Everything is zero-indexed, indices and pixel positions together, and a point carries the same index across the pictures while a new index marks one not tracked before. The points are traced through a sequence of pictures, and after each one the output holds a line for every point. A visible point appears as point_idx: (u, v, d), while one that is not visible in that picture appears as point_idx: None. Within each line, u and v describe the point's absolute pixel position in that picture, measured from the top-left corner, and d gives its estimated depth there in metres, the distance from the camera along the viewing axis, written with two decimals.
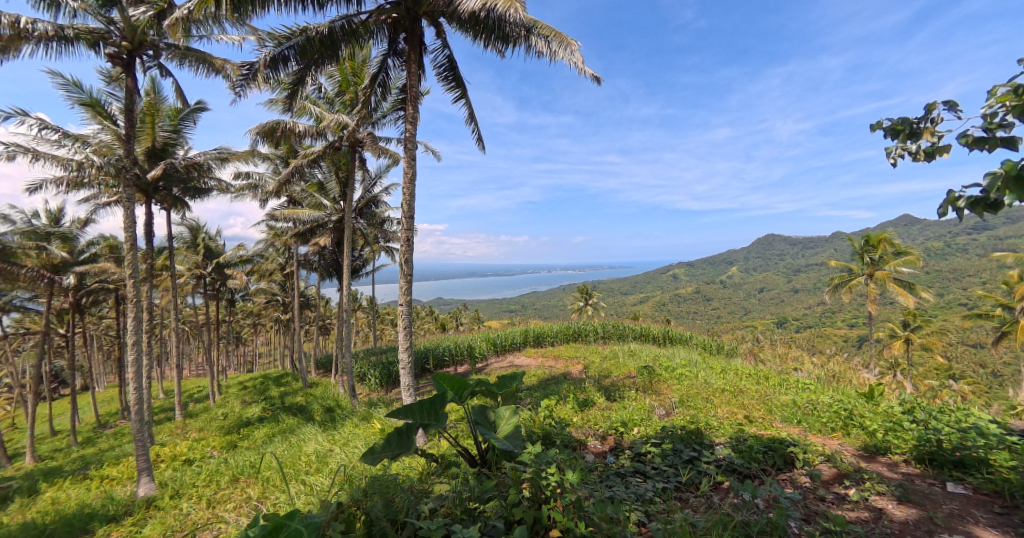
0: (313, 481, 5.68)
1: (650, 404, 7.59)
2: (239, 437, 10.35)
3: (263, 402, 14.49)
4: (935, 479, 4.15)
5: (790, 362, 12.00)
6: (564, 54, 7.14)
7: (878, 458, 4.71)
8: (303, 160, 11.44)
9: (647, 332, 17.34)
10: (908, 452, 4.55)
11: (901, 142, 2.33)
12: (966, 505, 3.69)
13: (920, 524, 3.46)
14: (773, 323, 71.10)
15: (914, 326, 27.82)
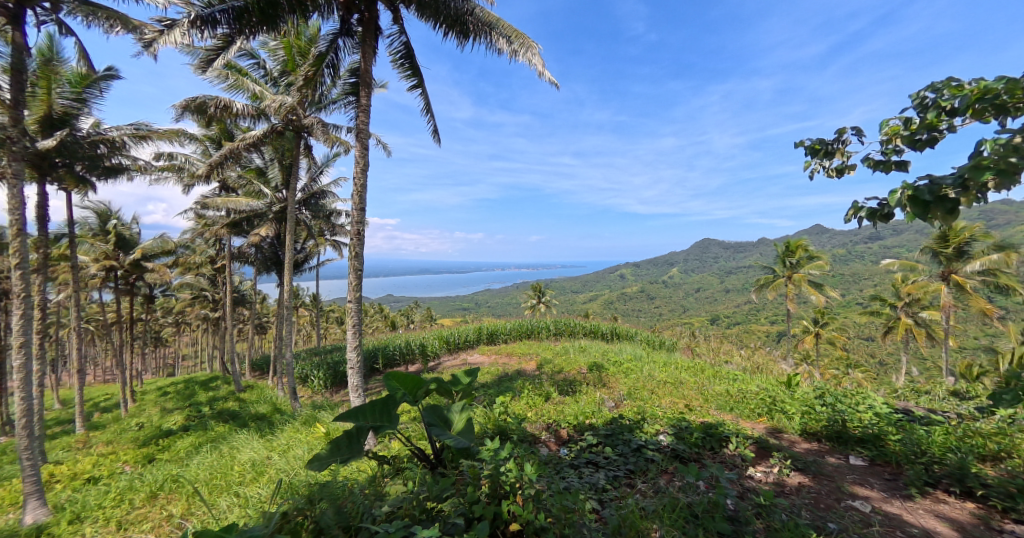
0: (247, 494, 5.36)
1: (599, 397, 7.98)
2: (158, 449, 9.48)
3: (186, 410, 13.31)
4: (840, 454, 4.77)
5: (723, 355, 13.10)
6: (526, 54, 7.32)
7: (795, 437, 5.33)
8: (240, 142, 10.57)
9: (595, 328, 18.07)
10: (820, 432, 5.19)
11: (818, 159, 2.84)
12: (865, 474, 4.28)
13: (832, 493, 3.96)
14: (707, 320, 76.59)
15: (823, 322, 31.29)
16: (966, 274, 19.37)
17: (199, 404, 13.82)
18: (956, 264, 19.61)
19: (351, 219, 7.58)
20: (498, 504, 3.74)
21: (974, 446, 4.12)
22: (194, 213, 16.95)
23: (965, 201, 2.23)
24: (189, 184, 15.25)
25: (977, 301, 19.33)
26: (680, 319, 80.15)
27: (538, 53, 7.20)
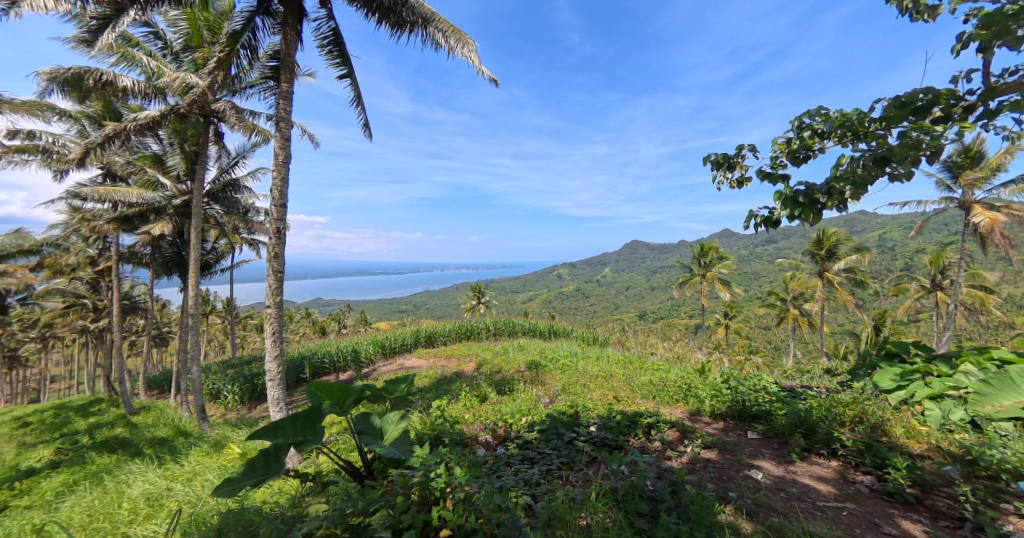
0: (141, 534, 4.71)
1: (536, 395, 8.24)
2: (20, 488, 7.99)
3: (58, 441, 11.35)
4: (740, 430, 5.42)
5: (649, 347, 14.14)
6: (462, 50, 7.35)
7: (704, 418, 5.94)
8: (131, 124, 9.19)
9: (530, 327, 18.52)
10: (725, 412, 5.83)
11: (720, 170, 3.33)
12: (760, 446, 4.90)
13: (733, 465, 4.48)
14: (635, 316, 81.72)
15: (732, 314, 34.94)
16: (836, 271, 22.72)
17: (76, 435, 11.84)
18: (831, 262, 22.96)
19: (269, 216, 7.06)
20: (429, 510, 3.75)
21: (837, 406, 4.81)
22: (69, 205, 14.58)
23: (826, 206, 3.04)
24: (62, 169, 13.11)
25: (847, 294, 22.77)
26: (609, 316, 84.46)
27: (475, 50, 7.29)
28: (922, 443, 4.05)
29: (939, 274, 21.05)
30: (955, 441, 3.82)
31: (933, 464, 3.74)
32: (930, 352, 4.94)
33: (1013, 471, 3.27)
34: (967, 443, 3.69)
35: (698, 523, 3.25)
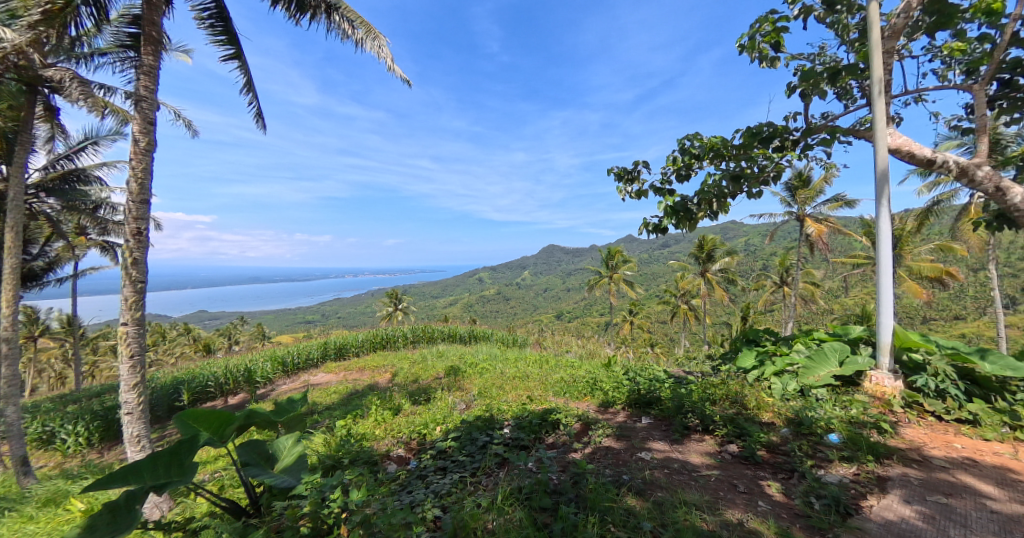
0: None
1: (451, 400, 8.07)
2: None
3: None
4: (635, 415, 5.76)
5: (566, 346, 14.67)
6: (372, 44, 7.03)
7: (609, 409, 6.16)
8: None
9: (446, 332, 18.25)
10: (624, 401, 6.10)
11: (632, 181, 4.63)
12: (652, 429, 5.20)
13: (629, 448, 4.70)
14: (553, 317, 84.80)
15: (637, 313, 37.91)
16: (716, 271, 25.90)
17: None
18: (710, 264, 26.10)
19: (127, 216, 5.83)
20: None
21: (707, 387, 4.82)
22: None
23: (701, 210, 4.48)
24: None
25: (723, 291, 26.09)
26: (527, 319, 86.59)
27: (386, 45, 7.01)
28: (768, 412, 4.26)
29: (787, 272, 25.16)
30: (788, 406, 4.23)
31: (772, 427, 4.01)
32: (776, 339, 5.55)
33: (826, 427, 3.70)
34: (794, 409, 4.11)
35: (592, 509, 3.02)
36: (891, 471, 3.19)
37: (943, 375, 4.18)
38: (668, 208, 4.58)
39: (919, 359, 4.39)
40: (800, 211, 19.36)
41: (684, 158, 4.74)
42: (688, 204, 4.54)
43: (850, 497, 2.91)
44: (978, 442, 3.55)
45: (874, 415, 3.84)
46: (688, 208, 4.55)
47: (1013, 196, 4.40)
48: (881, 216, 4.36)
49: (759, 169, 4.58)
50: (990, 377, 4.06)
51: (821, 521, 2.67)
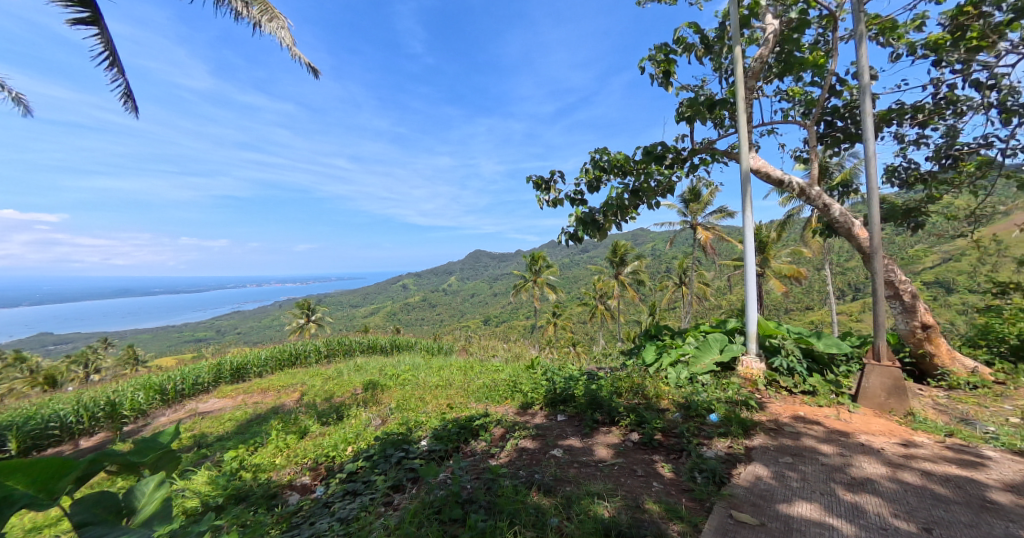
0: None
1: (367, 416, 7.31)
2: None
3: None
4: (547, 413, 5.56)
5: (492, 350, 14.41)
6: (271, 25, 6.24)
7: (529, 410, 5.84)
8: None
9: (366, 343, 17.15)
10: (542, 401, 5.83)
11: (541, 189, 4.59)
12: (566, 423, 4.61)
13: (555, 434, 4.08)
14: (482, 323, 84.60)
15: (560, 314, 39.16)
16: (628, 273, 27.63)
17: None
18: (623, 267, 27.71)
19: None
20: None
21: (613, 379, 4.74)
22: None
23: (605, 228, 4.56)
24: None
25: (634, 292, 27.89)
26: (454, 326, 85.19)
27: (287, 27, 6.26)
28: (666, 400, 4.22)
29: (686, 274, 27.55)
30: (681, 392, 4.24)
31: (667, 412, 3.92)
32: (674, 332, 5.76)
33: (708, 408, 3.74)
34: (683, 394, 4.16)
35: (501, 514, 2.59)
36: (756, 440, 3.29)
37: (792, 355, 4.55)
38: (578, 218, 4.52)
39: (776, 343, 4.67)
40: (693, 220, 21.21)
41: (593, 170, 4.74)
42: (596, 218, 4.52)
43: (723, 467, 2.87)
44: (814, 409, 3.89)
45: (746, 395, 3.98)
46: (595, 219, 4.53)
47: (834, 212, 5.00)
48: (746, 225, 4.61)
49: (656, 184, 4.72)
50: (825, 355, 4.51)
51: (702, 491, 2.57)
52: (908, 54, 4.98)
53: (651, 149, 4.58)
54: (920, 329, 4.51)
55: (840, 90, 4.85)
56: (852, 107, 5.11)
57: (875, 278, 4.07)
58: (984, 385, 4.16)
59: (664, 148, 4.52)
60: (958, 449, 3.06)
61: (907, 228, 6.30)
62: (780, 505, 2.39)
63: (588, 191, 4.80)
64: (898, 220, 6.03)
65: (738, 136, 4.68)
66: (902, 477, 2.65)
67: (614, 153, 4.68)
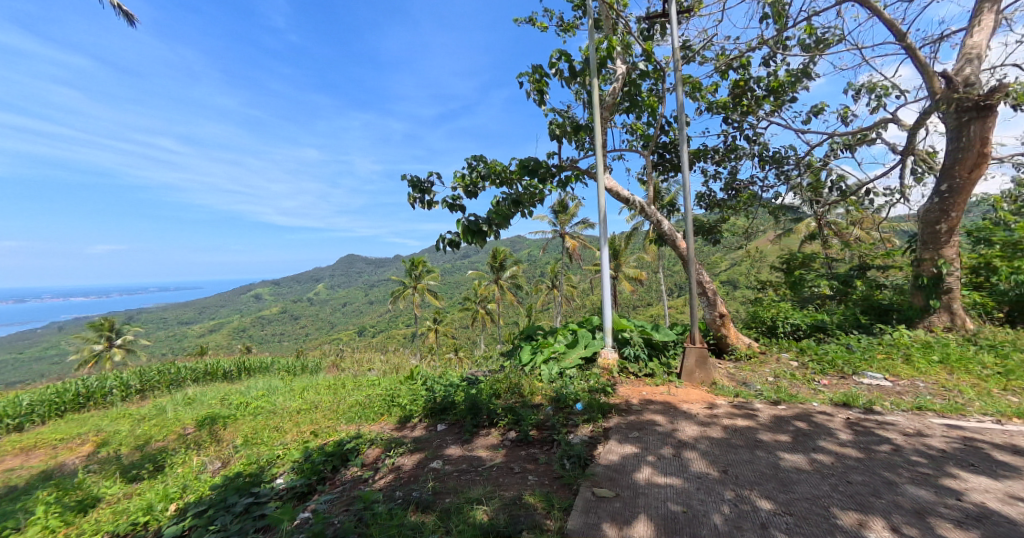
0: None
1: (201, 461, 5.22)
2: None
3: None
4: None
5: (365, 364, 13.35)
6: None
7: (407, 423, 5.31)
8: None
9: (200, 372, 13.51)
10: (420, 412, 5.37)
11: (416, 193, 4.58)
12: (446, 436, 4.19)
13: (435, 445, 4.04)
14: (355, 334, 78.70)
15: (440, 320, 38.75)
16: (505, 279, 28.85)
17: None
18: (501, 272, 28.88)
19: None
20: None
21: (491, 382, 4.94)
22: None
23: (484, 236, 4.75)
24: None
25: (513, 295, 29.32)
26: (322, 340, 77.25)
27: None
28: (540, 395, 4.58)
29: (556, 277, 29.94)
30: (552, 386, 4.66)
31: (540, 407, 4.27)
32: (545, 332, 6.27)
33: (574, 398, 4.20)
34: (554, 389, 4.57)
35: None
36: (611, 421, 3.80)
37: (637, 344, 5.38)
38: (464, 226, 4.63)
39: (626, 336, 5.48)
40: (561, 229, 23.22)
41: (471, 175, 4.90)
42: (478, 225, 4.66)
43: (588, 450, 3.26)
44: (651, 387, 4.66)
45: (604, 383, 4.57)
46: (481, 228, 4.71)
47: (665, 226, 6.07)
48: (602, 236, 5.27)
49: (530, 196, 5.11)
50: (661, 343, 5.47)
51: (570, 476, 2.86)
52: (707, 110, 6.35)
53: (528, 163, 4.97)
54: (719, 317, 5.75)
55: (669, 127, 5.89)
56: (675, 144, 6.29)
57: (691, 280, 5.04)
58: (756, 354, 5.51)
59: (537, 163, 4.95)
60: (740, 405, 4.00)
61: (709, 242, 8.00)
62: (632, 475, 2.81)
63: (465, 196, 4.93)
64: (704, 236, 7.80)
65: (596, 154, 5.35)
66: (710, 434, 3.38)
67: (492, 162, 4.94)
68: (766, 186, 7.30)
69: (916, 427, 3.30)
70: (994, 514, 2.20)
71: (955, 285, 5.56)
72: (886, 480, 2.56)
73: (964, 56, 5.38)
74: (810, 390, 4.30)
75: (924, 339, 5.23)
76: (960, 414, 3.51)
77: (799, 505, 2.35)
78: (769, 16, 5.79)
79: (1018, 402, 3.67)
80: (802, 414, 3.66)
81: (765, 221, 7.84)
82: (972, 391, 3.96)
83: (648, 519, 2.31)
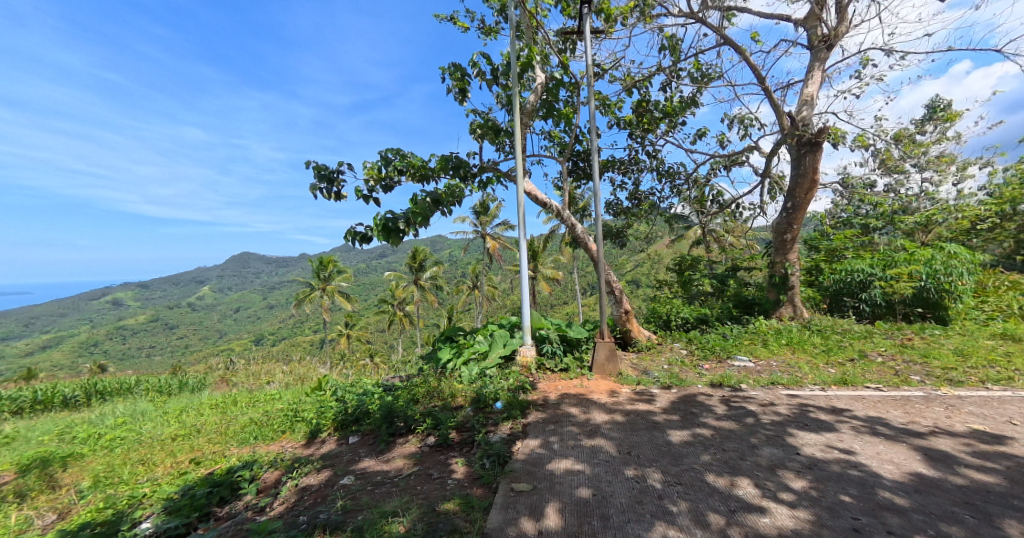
0: None
1: (20, 519, 3.63)
2: None
3: None
4: None
5: (260, 374, 11.50)
6: None
7: (314, 441, 4.44)
8: None
9: (25, 401, 8.95)
10: (331, 427, 4.55)
11: (324, 183, 4.26)
12: (358, 448, 3.96)
13: (345, 457, 3.80)
14: (251, 343, 70.88)
15: (352, 324, 36.59)
16: (424, 280, 28.23)
17: None
18: (421, 272, 28.23)
19: None
20: None
21: (409, 388, 4.80)
22: None
23: (400, 233, 4.64)
24: None
25: (433, 296, 28.80)
26: (212, 350, 68.28)
27: None
28: (459, 396, 4.58)
29: (476, 277, 30.03)
30: (471, 387, 4.69)
31: (460, 409, 4.28)
32: (466, 332, 6.29)
33: (494, 397, 4.28)
34: (474, 389, 4.61)
35: None
36: (529, 417, 3.95)
37: (552, 341, 5.66)
38: (380, 223, 4.49)
39: (543, 333, 5.75)
40: (482, 230, 23.40)
41: (388, 168, 4.75)
42: (396, 221, 4.54)
43: (506, 448, 3.36)
44: (565, 381, 4.93)
45: (522, 380, 4.73)
46: (398, 226, 4.59)
47: (578, 229, 6.47)
48: (521, 236, 5.43)
49: (451, 194, 5.09)
50: (575, 339, 5.81)
51: (489, 475, 2.92)
52: (616, 124, 6.88)
53: (450, 160, 4.98)
54: (624, 313, 6.27)
55: (582, 136, 6.28)
56: (588, 154, 6.73)
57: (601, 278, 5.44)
58: (654, 346, 6.12)
59: (457, 161, 4.99)
60: (641, 391, 4.43)
61: (616, 244, 8.67)
62: (547, 466, 2.96)
63: (381, 189, 4.77)
64: (612, 239, 8.50)
65: (515, 159, 5.52)
66: (615, 419, 3.69)
67: (411, 157, 4.82)
68: (663, 197, 8.17)
69: (771, 399, 3.95)
70: (825, 463, 2.73)
71: (797, 283, 6.80)
72: (751, 444, 3.03)
73: (801, 101, 6.47)
74: (696, 374, 4.90)
75: (777, 327, 6.25)
76: (799, 384, 4.28)
77: (688, 474, 2.68)
78: (666, 47, 6.46)
79: (836, 372, 4.59)
80: (688, 395, 4.16)
81: (662, 228, 8.70)
82: (806, 366, 4.85)
83: (561, 507, 2.46)
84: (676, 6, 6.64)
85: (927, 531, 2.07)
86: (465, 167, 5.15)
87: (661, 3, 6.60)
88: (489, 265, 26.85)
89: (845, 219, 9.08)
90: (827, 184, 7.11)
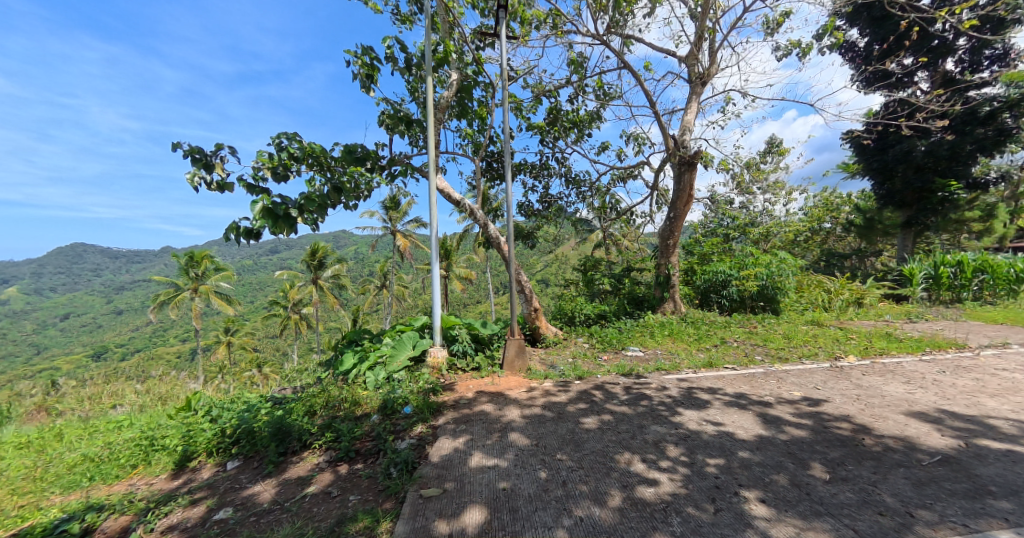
0: None
1: None
2: None
3: None
4: None
5: (101, 387, 9.22)
6: None
7: (182, 474, 3.68)
8: None
9: None
10: (207, 454, 3.84)
11: (200, 171, 3.72)
12: (238, 473, 3.49)
13: (222, 485, 3.33)
14: (97, 355, 58.85)
15: (233, 329, 32.38)
16: (324, 279, 26.16)
17: None
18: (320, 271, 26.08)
19: None
20: None
21: (304, 400, 4.41)
22: None
23: (293, 225, 4.30)
24: None
25: (333, 296, 26.82)
26: (39, 364, 55.26)
27: None
28: (364, 404, 4.35)
29: (384, 276, 28.77)
30: (378, 393, 4.50)
31: (364, 418, 4.08)
32: (372, 336, 6.01)
33: (402, 402, 4.16)
34: (381, 396, 4.42)
35: None
36: (438, 419, 3.92)
37: (464, 340, 5.69)
38: (266, 209, 4.05)
39: (454, 333, 5.75)
40: (391, 226, 22.49)
41: (280, 154, 4.31)
42: (287, 209, 4.17)
43: (414, 454, 3.28)
44: (475, 380, 4.99)
45: (433, 382, 4.67)
46: (288, 212, 4.21)
47: (490, 229, 6.58)
48: (433, 234, 5.35)
49: (354, 186, 4.82)
50: (486, 337, 5.90)
51: (395, 485, 2.84)
52: (528, 129, 7.15)
53: (353, 149, 4.71)
54: (533, 311, 6.54)
55: (496, 137, 6.40)
56: (501, 156, 6.89)
57: (511, 276, 5.60)
58: (559, 341, 6.49)
59: (363, 151, 4.74)
60: (546, 384, 4.68)
61: (526, 245, 8.99)
62: (455, 468, 2.95)
63: (273, 177, 4.34)
64: (524, 241, 8.86)
65: (427, 154, 5.41)
66: (522, 414, 3.85)
67: (307, 144, 4.46)
68: (569, 202, 8.67)
69: (655, 383, 4.45)
70: (696, 433, 3.17)
71: (676, 282, 7.73)
72: (640, 424, 3.39)
73: (682, 126, 7.35)
74: (595, 365, 5.33)
75: (660, 321, 7.03)
76: (677, 369, 4.90)
77: (588, 458, 2.90)
78: (573, 64, 6.90)
79: (704, 357, 5.34)
80: (587, 385, 4.50)
81: (568, 231, 9.20)
82: (682, 352, 5.55)
83: (470, 506, 2.49)
84: (584, 26, 7.10)
85: (766, 480, 2.54)
86: (372, 157, 4.92)
87: (572, 21, 7.00)
88: (397, 265, 25.90)
89: (712, 230, 10.57)
90: (700, 198, 8.16)
